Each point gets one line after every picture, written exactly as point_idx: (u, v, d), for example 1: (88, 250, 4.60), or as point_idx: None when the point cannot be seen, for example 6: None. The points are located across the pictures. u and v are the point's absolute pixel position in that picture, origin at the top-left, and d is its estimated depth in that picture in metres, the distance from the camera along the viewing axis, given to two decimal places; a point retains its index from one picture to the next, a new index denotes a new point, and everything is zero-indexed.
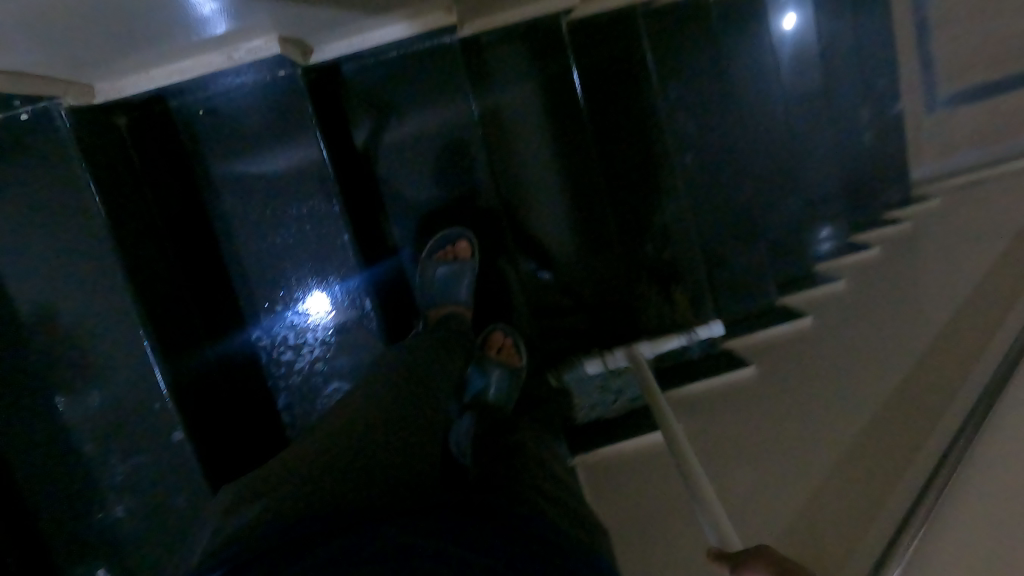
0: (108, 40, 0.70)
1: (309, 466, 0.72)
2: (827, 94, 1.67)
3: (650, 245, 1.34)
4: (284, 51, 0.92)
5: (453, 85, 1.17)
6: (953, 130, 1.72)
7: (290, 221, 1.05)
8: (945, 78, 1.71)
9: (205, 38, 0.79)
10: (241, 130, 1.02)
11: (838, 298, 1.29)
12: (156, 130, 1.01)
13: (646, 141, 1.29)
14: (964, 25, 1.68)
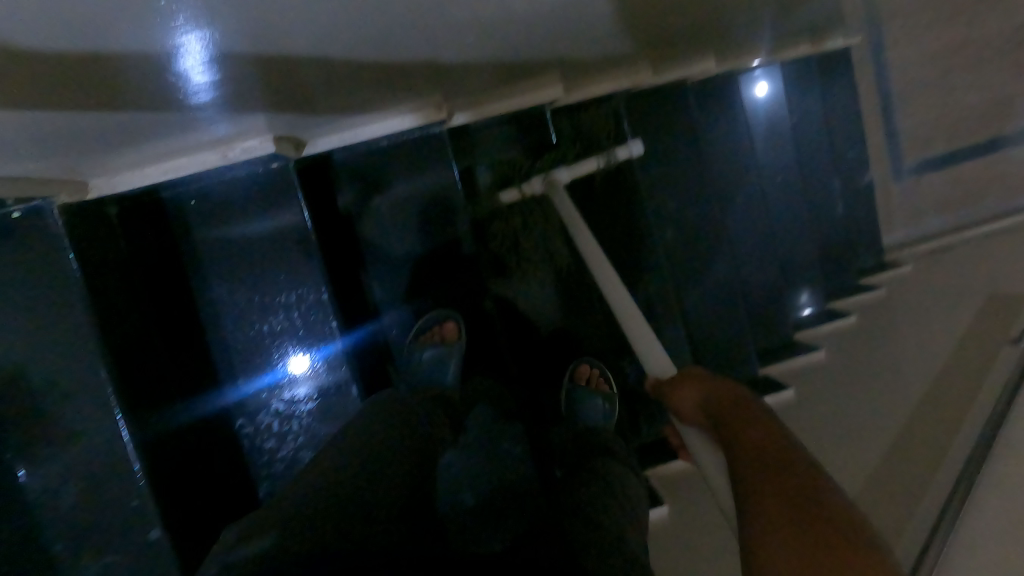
0: (109, 146, 0.71)
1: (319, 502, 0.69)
2: (804, 165, 1.72)
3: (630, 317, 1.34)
4: (279, 149, 0.91)
5: (441, 167, 1.18)
6: (919, 197, 1.81)
7: (281, 308, 1.07)
8: (908, 149, 1.81)
9: (207, 137, 0.79)
10: (232, 219, 1.05)
11: (817, 368, 1.32)
12: (148, 220, 1.02)
13: (624, 218, 1.37)
14: (926, 99, 1.77)
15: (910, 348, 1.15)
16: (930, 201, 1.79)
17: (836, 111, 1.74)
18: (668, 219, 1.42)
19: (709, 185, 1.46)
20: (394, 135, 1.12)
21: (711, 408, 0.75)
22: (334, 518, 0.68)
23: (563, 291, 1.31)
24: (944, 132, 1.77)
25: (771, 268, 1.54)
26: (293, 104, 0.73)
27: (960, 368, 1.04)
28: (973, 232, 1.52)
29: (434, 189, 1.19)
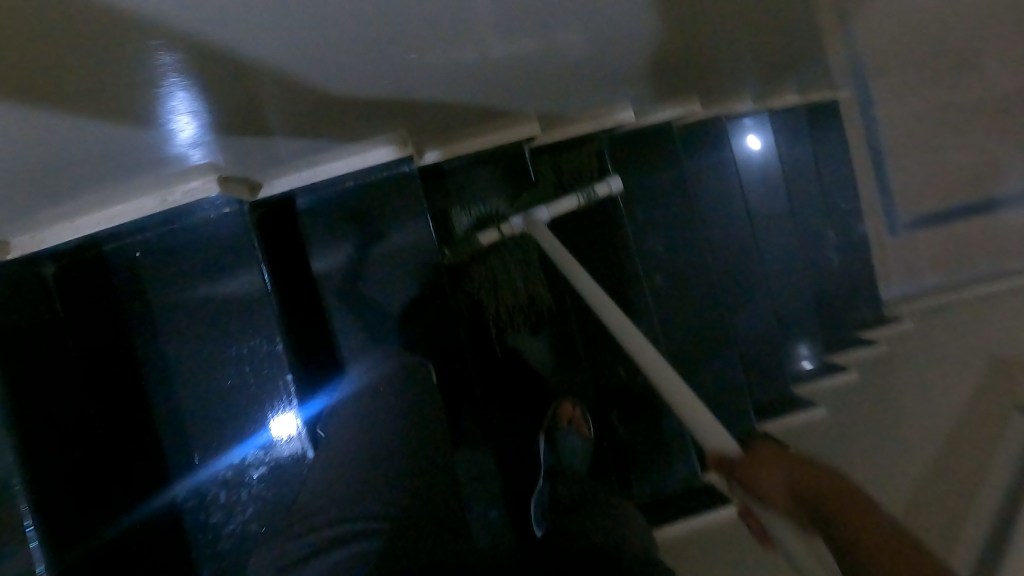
0: (55, 183, 0.70)
1: (385, 516, 0.77)
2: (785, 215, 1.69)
3: (620, 370, 1.33)
4: (224, 190, 0.92)
5: (410, 212, 1.13)
6: (915, 254, 1.73)
7: (230, 361, 1.00)
8: (903, 202, 1.73)
9: (174, 169, 0.81)
10: (177, 271, 0.99)
11: (816, 427, 1.21)
12: (86, 276, 0.97)
13: (614, 265, 1.33)
14: (923, 149, 1.67)
15: (914, 412, 1.06)
16: (925, 258, 1.71)
17: (813, 164, 1.75)
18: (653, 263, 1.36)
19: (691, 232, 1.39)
20: (359, 175, 1.09)
21: (799, 483, 0.72)
22: (408, 527, 0.77)
23: (547, 337, 1.30)
24: (934, 186, 1.71)
25: (762, 319, 1.48)
26: (232, 122, 0.68)
27: None
28: (974, 291, 1.46)
29: (404, 235, 1.14)
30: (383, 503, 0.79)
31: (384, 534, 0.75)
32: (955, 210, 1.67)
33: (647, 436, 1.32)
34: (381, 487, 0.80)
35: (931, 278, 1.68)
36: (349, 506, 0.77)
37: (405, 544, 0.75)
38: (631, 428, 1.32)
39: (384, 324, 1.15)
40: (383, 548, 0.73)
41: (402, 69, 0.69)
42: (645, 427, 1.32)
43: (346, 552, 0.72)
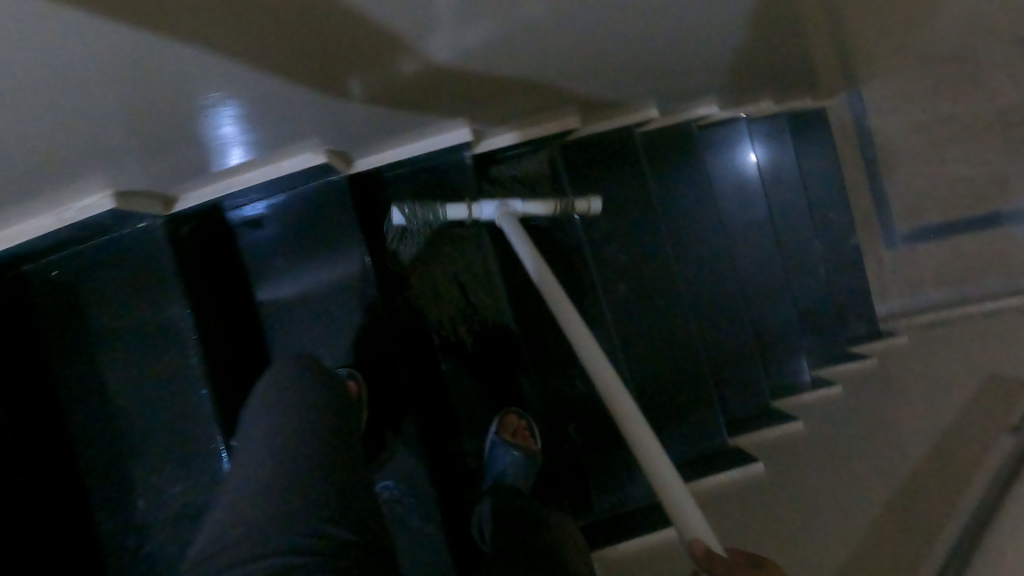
0: (182, 170, 0.76)
1: (322, 462, 0.68)
2: (785, 223, 1.81)
3: (664, 344, 1.35)
4: (294, 168, 0.90)
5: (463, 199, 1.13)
6: (913, 267, 1.88)
7: (311, 318, 1.07)
8: (901, 216, 1.90)
9: (265, 156, 0.82)
10: (266, 236, 1.05)
11: (822, 412, 1.34)
12: (215, 239, 1.02)
13: (659, 245, 1.35)
14: (914, 168, 1.88)
15: (922, 402, 1.18)
16: (925, 272, 1.87)
17: (824, 173, 1.86)
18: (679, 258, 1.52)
19: (698, 233, 1.53)
20: (425, 160, 1.08)
21: None
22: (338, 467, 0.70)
23: (600, 316, 1.28)
24: (934, 202, 1.87)
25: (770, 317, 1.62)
26: (355, 131, 0.84)
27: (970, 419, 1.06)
28: (975, 307, 1.63)
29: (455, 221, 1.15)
30: (318, 452, 0.69)
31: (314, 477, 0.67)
32: (957, 224, 1.86)
33: (689, 407, 1.32)
34: (301, 436, 0.70)
35: (931, 292, 1.85)
36: (282, 474, 0.66)
37: (361, 499, 0.69)
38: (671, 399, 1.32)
39: (447, 304, 1.16)
40: (319, 490, 0.66)
41: (492, 95, 0.86)
42: (689, 399, 1.32)
43: (295, 497, 0.64)
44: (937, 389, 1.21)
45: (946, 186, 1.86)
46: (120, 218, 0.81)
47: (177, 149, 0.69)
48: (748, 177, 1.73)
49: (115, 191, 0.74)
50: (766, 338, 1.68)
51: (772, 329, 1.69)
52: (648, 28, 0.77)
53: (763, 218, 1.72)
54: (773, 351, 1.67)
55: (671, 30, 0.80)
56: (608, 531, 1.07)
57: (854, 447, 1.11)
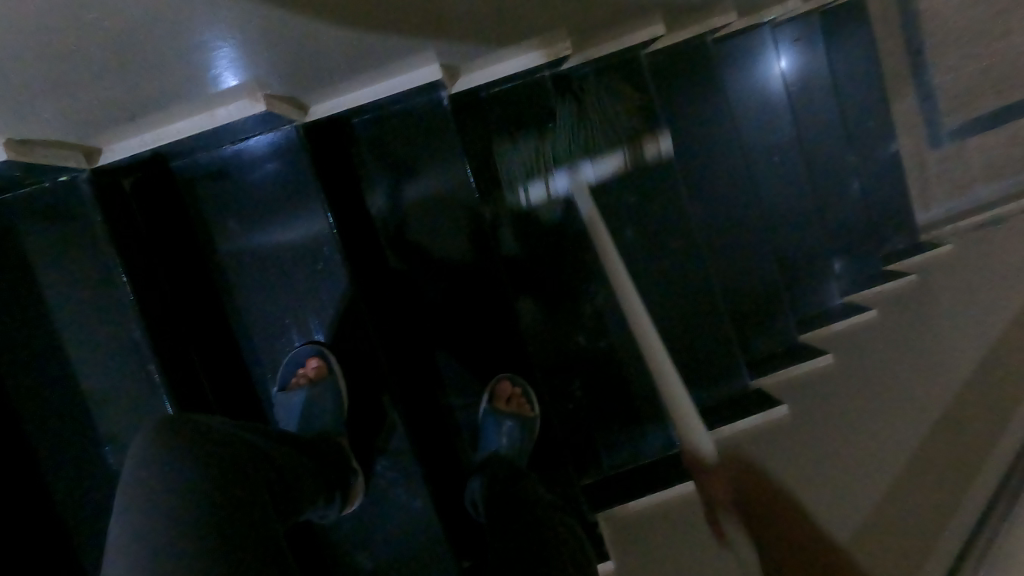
0: (90, 116, 0.68)
1: (215, 500, 0.59)
2: (813, 133, 1.63)
3: (683, 282, 1.27)
4: (226, 116, 0.80)
5: (446, 155, 1.07)
6: (962, 165, 1.68)
7: (287, 296, 1.00)
8: (948, 110, 1.68)
9: (188, 101, 0.73)
10: (236, 200, 0.98)
11: (856, 341, 1.25)
12: (160, 192, 0.96)
13: (668, 172, 1.23)
14: (966, 51, 1.65)
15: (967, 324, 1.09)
16: (976, 170, 1.66)
17: (860, 74, 1.64)
18: (695, 192, 1.40)
19: (717, 154, 1.39)
20: (389, 100, 0.96)
21: None
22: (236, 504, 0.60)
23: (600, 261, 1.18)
24: (991, 88, 1.64)
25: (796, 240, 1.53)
26: (293, 70, 0.73)
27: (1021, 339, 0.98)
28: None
29: (438, 178, 1.08)
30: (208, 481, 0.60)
31: (202, 527, 0.57)
32: None
33: (708, 346, 1.28)
34: (178, 478, 0.59)
35: (984, 191, 1.66)
36: (169, 488, 0.58)
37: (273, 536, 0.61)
38: (690, 339, 1.29)
39: (433, 263, 1.10)
40: (207, 540, 0.56)
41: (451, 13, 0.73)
42: (707, 340, 1.28)
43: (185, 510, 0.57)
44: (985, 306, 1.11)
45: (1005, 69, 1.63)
46: (33, 172, 0.74)
47: (73, 89, 0.60)
48: (773, 91, 1.55)
49: (9, 139, 0.65)
50: (790, 263, 1.56)
51: (801, 253, 1.56)
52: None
53: (792, 135, 1.55)
54: (803, 278, 1.57)
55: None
56: (606, 490, 1.15)
57: (896, 390, 1.01)
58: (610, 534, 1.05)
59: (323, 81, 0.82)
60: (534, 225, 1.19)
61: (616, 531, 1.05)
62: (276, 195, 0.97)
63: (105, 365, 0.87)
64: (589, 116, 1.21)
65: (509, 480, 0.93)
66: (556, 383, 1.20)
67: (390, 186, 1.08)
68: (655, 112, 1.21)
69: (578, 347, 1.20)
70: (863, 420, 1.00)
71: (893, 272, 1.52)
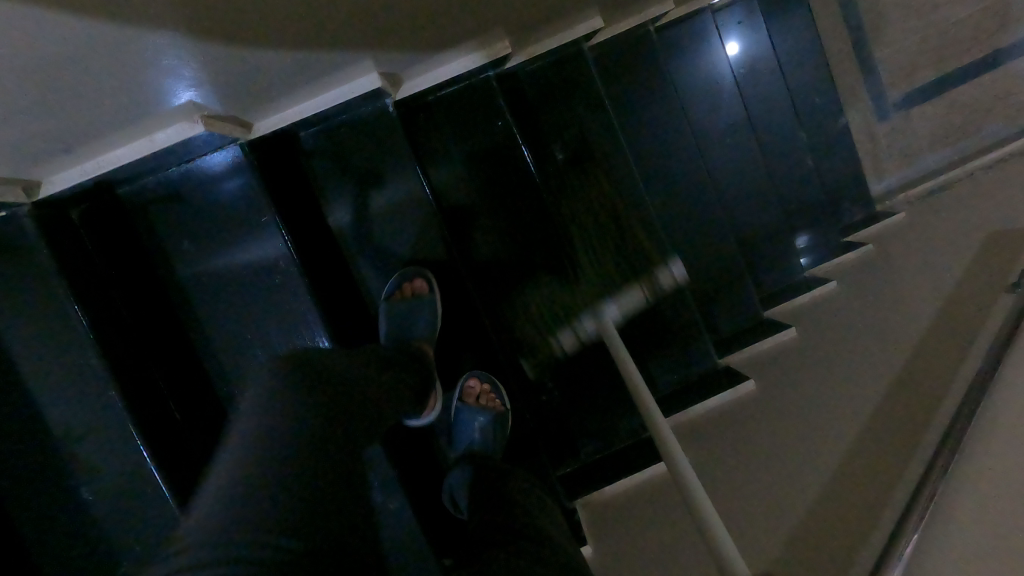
0: (27, 151, 0.68)
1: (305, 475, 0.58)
2: (765, 111, 1.65)
3: (645, 267, 1.30)
4: (165, 138, 0.80)
5: (399, 162, 1.09)
6: (909, 135, 1.74)
7: (252, 316, 1.02)
8: (892, 82, 1.73)
9: (124, 128, 0.73)
10: (192, 224, 1.00)
11: (821, 315, 1.29)
12: (112, 222, 0.96)
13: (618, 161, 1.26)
14: (903, 24, 1.70)
15: (920, 288, 1.13)
16: (920, 139, 1.74)
17: (807, 50, 1.67)
18: (652, 180, 1.43)
19: (671, 139, 1.41)
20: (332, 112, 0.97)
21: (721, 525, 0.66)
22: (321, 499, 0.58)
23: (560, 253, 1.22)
24: (929, 58, 1.70)
25: (755, 222, 1.59)
26: (234, 91, 0.75)
27: (968, 298, 1.06)
28: (975, 165, 1.52)
29: (393, 186, 1.10)
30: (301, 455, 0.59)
31: (293, 491, 0.56)
32: (953, 78, 1.70)
33: (677, 328, 1.31)
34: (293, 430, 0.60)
35: (929, 159, 1.73)
36: (261, 451, 0.58)
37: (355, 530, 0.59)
38: (660, 324, 1.31)
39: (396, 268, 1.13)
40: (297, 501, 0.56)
41: (400, 23, 0.75)
42: (677, 322, 1.31)
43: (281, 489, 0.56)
44: (936, 269, 1.15)
45: (940, 38, 1.69)
46: None
47: (11, 123, 0.60)
48: (721, 75, 1.58)
49: None
50: (752, 243, 1.61)
51: (762, 232, 1.60)
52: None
53: (743, 118, 1.59)
54: (765, 256, 1.61)
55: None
56: (584, 477, 1.17)
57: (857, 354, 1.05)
58: (588, 513, 1.11)
59: (269, 99, 0.83)
60: (491, 223, 1.21)
61: (594, 514, 1.10)
62: (229, 210, 0.99)
63: (70, 400, 0.86)
64: (537, 111, 1.23)
65: (485, 469, 0.97)
66: (524, 374, 1.23)
67: (345, 189, 1.09)
68: (603, 101, 1.23)
69: (546, 340, 1.23)
70: (824, 390, 1.05)
71: (851, 244, 1.57)
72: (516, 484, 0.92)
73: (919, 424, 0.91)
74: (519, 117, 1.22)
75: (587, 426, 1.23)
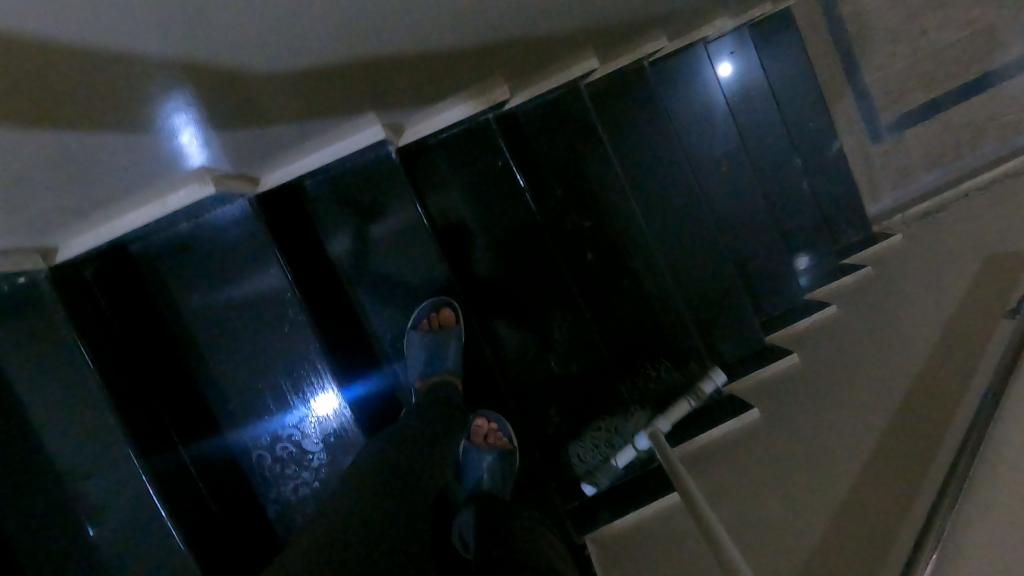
0: (47, 221, 0.72)
1: None
2: (759, 137, 1.68)
3: (647, 297, 1.31)
4: (174, 203, 0.84)
5: (402, 206, 1.11)
6: (902, 156, 1.77)
7: (261, 359, 1.07)
8: (884, 105, 1.76)
9: (139, 196, 0.77)
10: (201, 275, 1.04)
11: (822, 341, 1.29)
12: (122, 278, 1.01)
13: (617, 195, 1.27)
14: (892, 47, 1.72)
15: (919, 314, 1.14)
16: (914, 160, 1.76)
17: (798, 76, 1.70)
18: (649, 211, 1.45)
19: (666, 169, 1.44)
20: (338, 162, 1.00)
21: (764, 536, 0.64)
22: None
23: (561, 286, 1.25)
24: (919, 81, 1.73)
25: (755, 247, 1.61)
26: (245, 153, 0.78)
27: (967, 325, 1.06)
28: (970, 185, 1.54)
29: (396, 229, 1.12)
30: None
31: None
32: (944, 99, 1.73)
33: (682, 356, 1.32)
34: None
35: (924, 179, 1.75)
36: None
37: None
38: (663, 351, 1.33)
39: (400, 308, 1.16)
40: None
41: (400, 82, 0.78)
42: (680, 349, 1.32)
43: None
44: (934, 294, 1.16)
45: (929, 61, 1.71)
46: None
47: (31, 195, 0.62)
48: (714, 103, 1.60)
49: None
50: (752, 267, 1.62)
51: (760, 256, 1.62)
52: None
53: (737, 145, 1.62)
54: (765, 280, 1.62)
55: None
56: (593, 510, 1.18)
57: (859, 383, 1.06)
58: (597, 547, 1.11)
59: (275, 155, 0.86)
60: (493, 259, 1.24)
61: (604, 549, 1.10)
62: (238, 256, 1.03)
63: (84, 454, 0.88)
64: (536, 148, 1.26)
65: (492, 506, 0.98)
66: (528, 404, 1.26)
67: (351, 231, 1.11)
68: (599, 138, 1.25)
69: (549, 370, 1.27)
70: (827, 420, 1.06)
71: (850, 266, 1.58)
72: (527, 521, 0.93)
73: (923, 454, 0.92)
74: (519, 154, 1.25)
75: (593, 456, 1.25)
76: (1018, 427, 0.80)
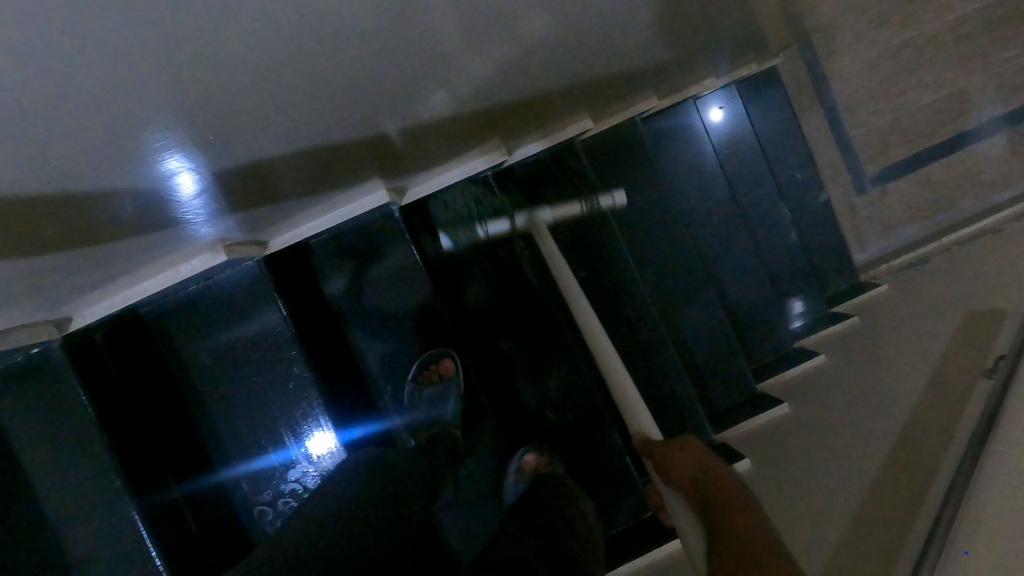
0: (71, 291, 0.80)
1: None
2: (749, 188, 1.74)
3: (638, 340, 1.35)
4: (186, 269, 0.92)
5: (403, 261, 1.16)
6: (887, 208, 1.83)
7: (263, 409, 1.10)
8: (868, 158, 1.83)
9: (154, 264, 0.85)
10: (209, 330, 1.08)
11: (810, 390, 1.33)
12: (133, 341, 1.06)
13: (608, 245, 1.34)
14: (873, 105, 1.80)
15: (902, 369, 1.17)
16: (898, 211, 1.83)
17: (784, 131, 1.77)
18: (643, 260, 1.49)
19: (658, 221, 1.49)
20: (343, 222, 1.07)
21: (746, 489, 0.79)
22: None
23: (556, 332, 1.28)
24: (900, 137, 1.80)
25: (746, 295, 1.66)
26: (258, 217, 0.84)
27: (946, 383, 1.10)
28: (950, 239, 1.60)
29: (398, 282, 1.17)
30: None
31: None
32: (925, 153, 1.80)
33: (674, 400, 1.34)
34: None
35: (908, 230, 1.82)
36: None
37: None
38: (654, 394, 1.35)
39: (399, 358, 1.19)
40: None
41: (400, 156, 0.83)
42: (671, 392, 1.34)
43: None
44: (916, 350, 1.20)
45: (909, 119, 1.79)
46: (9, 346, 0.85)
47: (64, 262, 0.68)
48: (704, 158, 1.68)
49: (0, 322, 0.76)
50: (744, 315, 1.67)
51: (750, 304, 1.67)
52: (529, 27, 0.69)
53: (726, 197, 1.68)
54: (757, 327, 1.67)
55: (554, 26, 0.72)
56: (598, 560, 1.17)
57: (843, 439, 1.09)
58: None
59: (282, 219, 0.91)
60: (490, 307, 1.29)
61: None
62: (242, 314, 1.07)
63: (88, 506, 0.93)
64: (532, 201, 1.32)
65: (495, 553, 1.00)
66: (523, 450, 1.26)
67: (354, 285, 1.15)
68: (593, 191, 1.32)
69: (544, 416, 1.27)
70: (813, 475, 1.09)
71: (838, 315, 1.63)
72: None
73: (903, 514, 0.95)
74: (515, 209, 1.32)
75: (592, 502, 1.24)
76: (988, 493, 0.83)
